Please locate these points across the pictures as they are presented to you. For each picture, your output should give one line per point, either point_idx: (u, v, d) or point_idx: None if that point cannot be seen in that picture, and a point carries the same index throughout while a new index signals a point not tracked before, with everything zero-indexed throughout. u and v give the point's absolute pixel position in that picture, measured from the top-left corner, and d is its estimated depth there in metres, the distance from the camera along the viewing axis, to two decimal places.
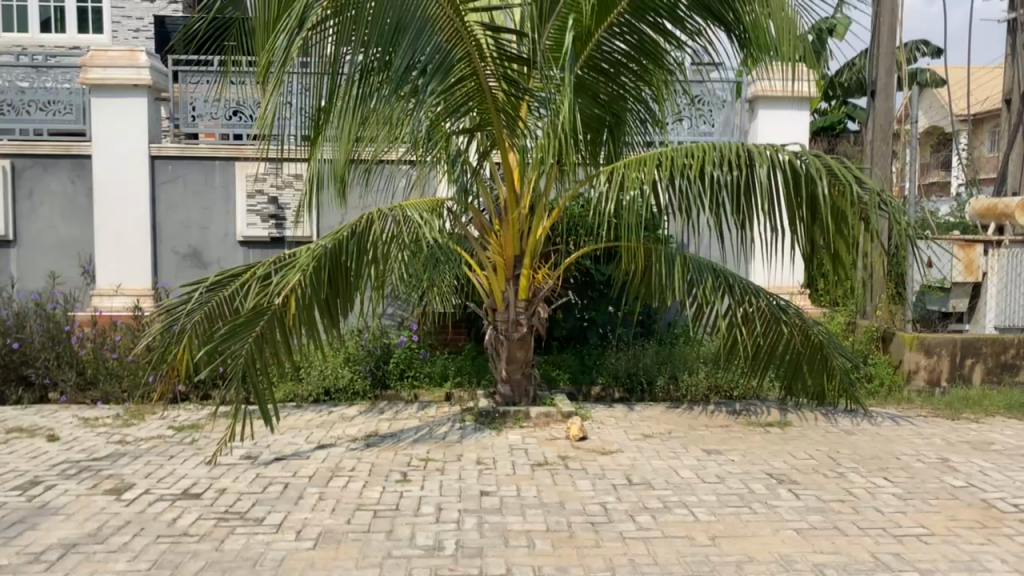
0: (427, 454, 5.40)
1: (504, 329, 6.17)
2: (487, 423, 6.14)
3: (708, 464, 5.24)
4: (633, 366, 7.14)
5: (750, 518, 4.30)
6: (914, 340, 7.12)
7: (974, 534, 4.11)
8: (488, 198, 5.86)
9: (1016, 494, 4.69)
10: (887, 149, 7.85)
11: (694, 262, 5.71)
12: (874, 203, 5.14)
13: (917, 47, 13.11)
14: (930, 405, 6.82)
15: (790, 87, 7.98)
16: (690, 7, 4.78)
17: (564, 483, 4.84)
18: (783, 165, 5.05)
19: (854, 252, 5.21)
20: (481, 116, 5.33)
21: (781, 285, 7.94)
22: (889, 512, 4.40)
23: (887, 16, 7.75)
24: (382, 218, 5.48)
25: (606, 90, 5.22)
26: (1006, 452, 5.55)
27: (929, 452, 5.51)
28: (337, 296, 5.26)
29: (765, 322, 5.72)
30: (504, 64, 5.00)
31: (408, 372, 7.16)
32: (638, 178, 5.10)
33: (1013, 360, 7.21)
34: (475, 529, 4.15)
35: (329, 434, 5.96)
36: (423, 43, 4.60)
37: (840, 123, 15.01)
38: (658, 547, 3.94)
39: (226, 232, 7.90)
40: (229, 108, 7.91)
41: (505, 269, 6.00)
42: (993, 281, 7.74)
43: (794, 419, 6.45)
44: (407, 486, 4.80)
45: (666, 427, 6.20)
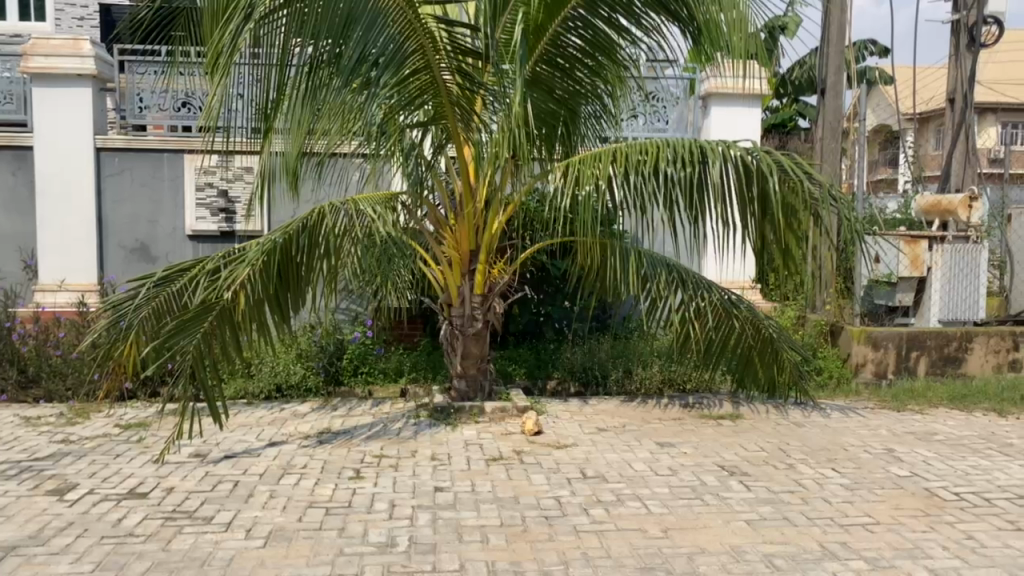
0: (381, 451, 5.36)
1: (460, 323, 6.14)
2: (442, 419, 6.11)
3: (660, 457, 5.28)
4: (588, 361, 7.17)
5: (701, 511, 4.35)
6: (863, 333, 7.28)
7: (917, 523, 4.20)
8: (443, 192, 5.83)
9: (957, 483, 4.81)
10: (836, 147, 8.01)
11: (649, 258, 5.76)
12: (825, 199, 5.23)
13: (865, 46, 13.40)
14: (877, 397, 6.96)
15: (741, 84, 8.08)
16: (643, 3, 4.83)
17: (519, 477, 4.84)
18: (735, 161, 5.12)
19: (803, 246, 5.31)
20: (436, 110, 5.29)
21: (732, 280, 8.06)
22: (837, 502, 4.48)
23: (836, 13, 7.85)
24: (334, 212, 5.39)
25: (561, 85, 5.22)
26: (948, 442, 5.69)
27: (875, 443, 5.63)
28: (288, 291, 5.17)
29: (717, 317, 5.79)
30: (456, 57, 5.03)
31: (362, 369, 7.10)
32: (594, 173, 5.14)
33: (956, 352, 7.37)
34: (428, 525, 4.12)
35: (280, 431, 5.87)
36: (375, 35, 4.57)
37: (791, 121, 15.23)
38: (611, 540, 3.95)
39: (175, 227, 7.73)
40: (177, 99, 7.71)
41: (461, 263, 5.98)
42: (937, 277, 7.93)
43: (745, 411, 6.55)
44: (360, 482, 4.76)
45: (619, 420, 6.24)
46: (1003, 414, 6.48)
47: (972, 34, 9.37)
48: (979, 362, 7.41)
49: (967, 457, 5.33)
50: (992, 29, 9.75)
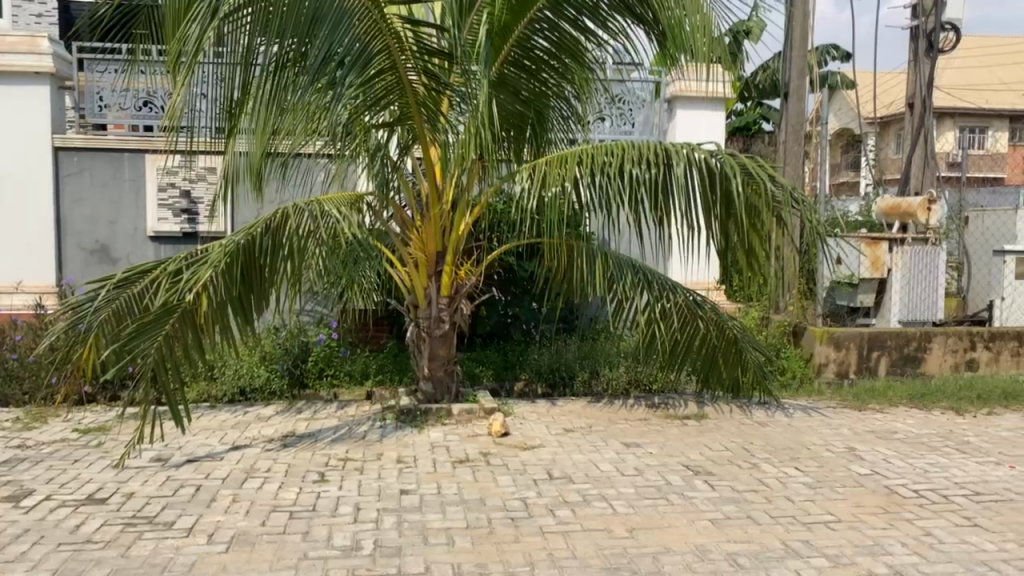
0: (346, 454, 5.32)
1: (426, 325, 6.10)
2: (408, 421, 6.07)
3: (626, 458, 5.31)
4: (555, 362, 7.20)
5: (667, 510, 4.37)
6: (825, 335, 7.37)
7: (877, 520, 4.27)
8: (409, 194, 5.80)
9: (915, 481, 4.89)
10: (800, 150, 8.13)
11: (615, 260, 5.80)
12: (786, 201, 5.30)
13: (827, 51, 13.62)
14: (839, 397, 7.07)
15: (707, 87, 8.17)
16: (609, 6, 4.85)
17: (485, 479, 4.83)
18: (699, 164, 5.17)
19: (767, 246, 5.35)
20: (402, 111, 5.25)
21: (697, 281, 8.17)
22: (799, 501, 4.53)
23: (799, 18, 7.97)
24: (298, 213, 5.32)
25: (527, 86, 5.22)
26: (907, 440, 5.80)
27: (837, 442, 5.70)
28: (251, 294, 5.09)
29: (683, 318, 5.83)
30: (424, 58, 4.97)
31: (327, 371, 7.05)
32: (561, 175, 5.16)
33: (915, 351, 7.50)
34: (393, 528, 4.10)
35: (243, 435, 5.80)
36: (341, 34, 4.54)
37: (755, 124, 15.42)
38: (576, 541, 3.96)
39: (136, 227, 7.61)
40: (138, 99, 7.56)
41: (428, 265, 5.94)
42: (898, 277, 8.06)
43: (710, 411, 6.60)
44: (325, 486, 4.71)
45: (586, 421, 6.26)
46: (960, 412, 6.61)
47: (930, 40, 9.54)
48: (937, 361, 7.55)
49: (926, 455, 5.42)
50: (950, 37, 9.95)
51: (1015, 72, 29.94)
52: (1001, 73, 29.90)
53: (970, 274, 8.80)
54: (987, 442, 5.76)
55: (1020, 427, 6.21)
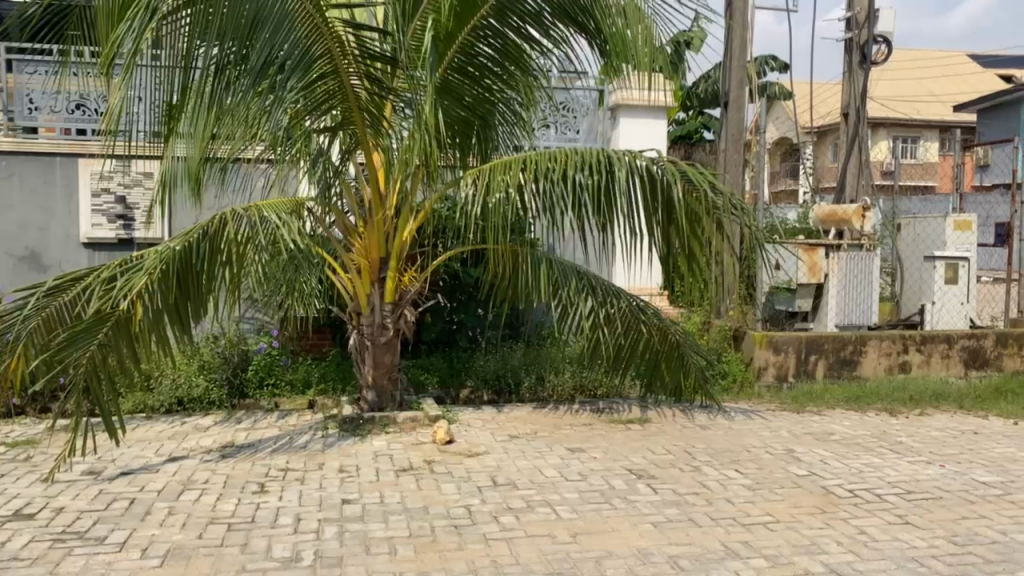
0: (286, 464, 5.23)
1: (369, 332, 6.03)
2: (351, 430, 5.97)
3: (570, 462, 5.33)
4: (501, 368, 7.19)
5: (610, 514, 4.40)
6: (764, 338, 7.50)
7: (814, 520, 4.36)
8: (352, 199, 5.73)
9: (850, 481, 5.01)
10: (739, 159, 8.27)
11: (560, 265, 5.85)
12: (726, 208, 5.39)
13: (765, 62, 13.94)
14: (778, 400, 7.22)
15: (648, 96, 8.35)
16: (552, 14, 4.90)
17: (429, 487, 4.80)
18: (641, 171, 5.25)
19: (707, 252, 5.43)
20: (344, 116, 5.19)
21: (640, 287, 8.43)
22: (739, 503, 4.60)
23: (738, 29, 8.13)
24: (236, 219, 5.21)
25: (470, 93, 5.20)
26: (843, 441, 5.94)
27: (775, 444, 5.81)
28: (188, 301, 4.98)
29: (626, 323, 5.90)
30: (366, 62, 4.91)
31: (268, 381, 6.88)
32: (504, 181, 5.18)
33: (851, 355, 7.67)
34: (335, 538, 4.04)
35: (180, 446, 5.66)
36: (283, 38, 4.49)
37: (696, 133, 15.70)
38: (519, 547, 3.96)
39: (68, 233, 7.39)
40: (71, 101, 7.35)
41: (370, 272, 5.87)
42: (833, 282, 8.27)
43: (653, 415, 6.66)
44: (264, 496, 4.63)
45: (531, 427, 6.26)
46: (893, 413, 6.81)
47: (863, 53, 9.79)
48: (872, 363, 7.72)
49: (861, 456, 5.56)
50: (881, 52, 10.23)
51: (945, 84, 31.03)
52: (931, 84, 30.99)
53: (902, 278, 9.07)
54: (918, 442, 5.93)
55: (949, 426, 6.42)
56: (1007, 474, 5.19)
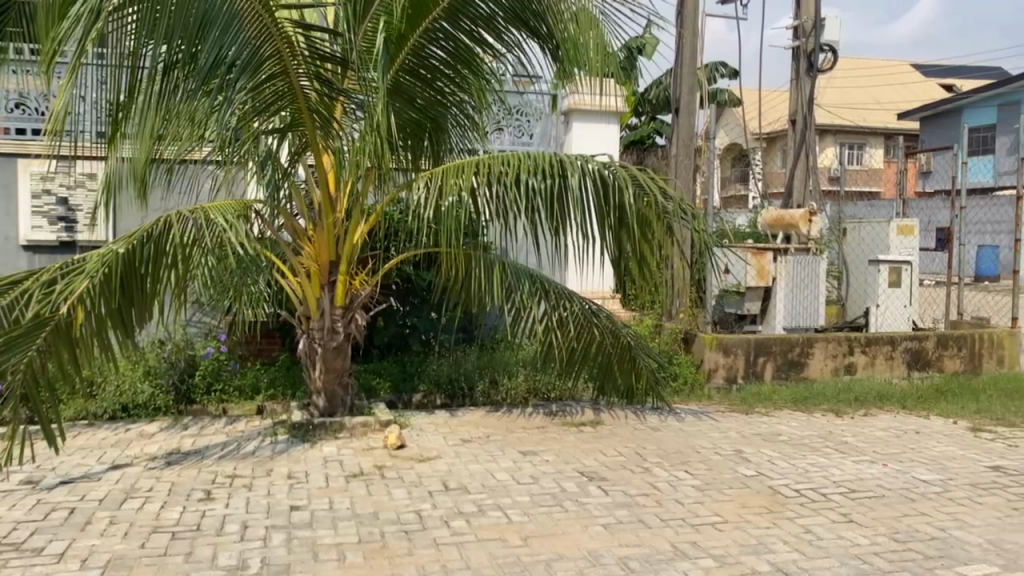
0: (233, 471, 5.14)
1: (319, 336, 5.93)
2: (301, 436, 5.89)
3: (523, 466, 5.33)
4: (454, 372, 7.15)
5: (560, 517, 4.41)
6: (713, 341, 7.61)
7: (762, 519, 4.42)
8: (301, 202, 5.66)
9: (797, 481, 5.10)
10: (689, 164, 8.37)
11: (512, 269, 5.84)
12: (676, 213, 5.45)
13: (715, 68, 14.13)
14: (728, 401, 7.33)
15: (600, 101, 8.41)
16: (504, 18, 4.92)
17: (379, 492, 4.76)
18: (593, 175, 5.28)
19: (657, 256, 5.49)
20: (293, 117, 5.11)
21: (593, 290, 8.54)
22: (688, 503, 4.65)
23: (688, 37, 8.25)
24: (182, 221, 5.13)
25: (423, 95, 5.18)
26: (790, 442, 6.04)
27: (724, 445, 5.89)
28: (132, 305, 4.87)
29: (578, 326, 5.92)
30: (316, 64, 4.89)
31: (215, 386, 6.80)
32: (457, 184, 5.17)
33: (799, 357, 7.81)
34: (282, 545, 3.98)
35: (123, 453, 5.53)
36: (232, 38, 4.43)
37: (649, 138, 15.89)
38: (470, 551, 3.95)
39: (7, 235, 7.19)
40: (10, 100, 7.04)
41: (320, 275, 5.79)
42: (780, 287, 8.40)
43: (605, 418, 6.70)
44: (210, 504, 4.54)
45: (484, 430, 6.25)
46: (839, 413, 6.95)
47: (810, 61, 9.98)
48: (819, 366, 7.88)
49: (807, 456, 5.66)
50: (828, 60, 10.43)
51: (889, 93, 31.84)
52: (876, 92, 31.79)
53: (847, 282, 9.27)
54: (863, 442, 6.06)
55: (892, 426, 6.58)
56: (946, 472, 5.33)
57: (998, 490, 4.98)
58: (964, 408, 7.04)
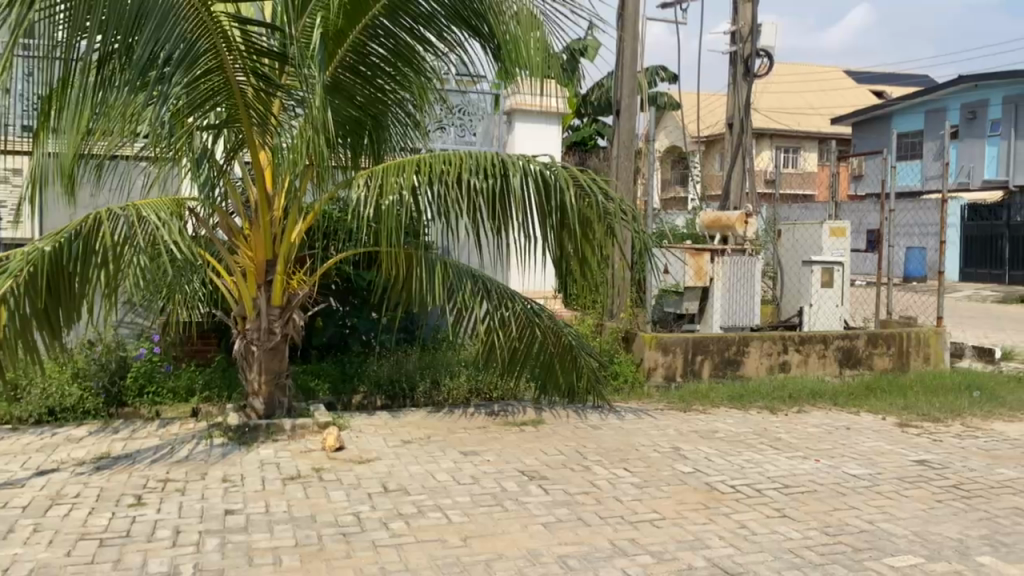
0: (166, 475, 5.01)
1: (254, 337, 5.80)
2: (237, 439, 5.76)
3: (463, 466, 5.32)
4: (395, 373, 7.08)
5: (500, 517, 4.41)
6: (653, 340, 7.70)
7: (698, 516, 4.50)
8: (237, 200, 5.56)
9: (733, 477, 5.20)
10: (630, 165, 8.45)
11: (454, 269, 5.83)
12: (617, 214, 5.50)
13: (655, 71, 14.33)
14: (667, 399, 7.43)
15: (541, 102, 8.44)
16: (445, 17, 4.93)
17: (317, 495, 4.69)
18: (534, 175, 5.29)
19: (598, 255, 5.53)
20: (229, 113, 5.01)
21: (536, 290, 8.63)
22: (627, 501, 4.70)
23: (629, 39, 8.33)
24: (112, 218, 4.97)
25: (362, 92, 5.14)
26: (727, 439, 6.15)
27: (663, 443, 5.96)
28: (59, 306, 4.75)
29: (520, 326, 5.93)
30: (252, 58, 4.78)
31: (148, 389, 6.61)
32: (397, 183, 5.12)
33: (735, 355, 7.96)
34: (216, 550, 3.89)
35: (49, 458, 5.35)
36: (168, 32, 4.32)
37: (591, 140, 16.06)
38: (409, 553, 3.92)
39: None
40: None
41: (256, 275, 5.67)
42: (718, 287, 8.57)
43: (547, 417, 6.73)
44: (141, 509, 4.42)
45: (425, 431, 6.22)
46: (774, 411, 7.10)
47: (747, 66, 10.17)
48: (755, 364, 8.03)
49: (743, 452, 5.78)
50: (764, 65, 10.67)
51: (823, 98, 32.71)
52: (811, 98, 32.63)
53: (782, 283, 9.51)
54: (796, 438, 6.22)
55: (824, 423, 6.75)
56: (875, 467, 5.50)
57: (923, 483, 5.16)
58: (892, 404, 7.26)
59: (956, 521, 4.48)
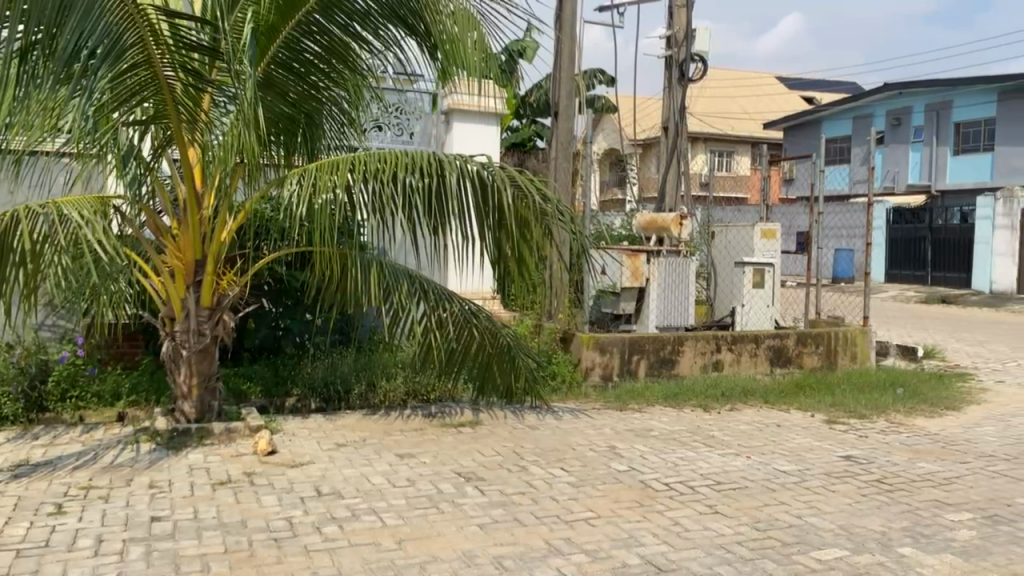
0: (89, 482, 4.84)
1: (183, 339, 5.65)
2: (165, 444, 5.60)
3: (399, 469, 5.27)
4: (330, 375, 6.96)
5: (435, 519, 4.39)
6: (591, 340, 7.75)
7: (632, 514, 4.54)
8: (165, 198, 5.41)
9: (667, 475, 5.27)
10: (568, 167, 8.49)
11: (390, 269, 5.79)
12: (554, 215, 5.52)
13: (593, 75, 14.51)
14: (604, 399, 7.49)
15: (480, 102, 8.38)
16: (380, 14, 4.89)
17: (248, 500, 4.59)
18: (471, 175, 5.28)
19: (536, 256, 5.53)
20: (157, 108, 4.87)
21: (473, 291, 8.63)
22: (562, 500, 4.73)
23: (567, 41, 8.38)
24: (31, 217, 4.78)
25: (295, 89, 5.04)
26: (661, 437, 6.23)
27: (599, 442, 6.02)
28: None
29: (457, 326, 5.91)
30: (181, 53, 4.64)
31: (71, 392, 6.37)
32: (331, 182, 5.04)
33: (670, 354, 8.07)
34: (141, 558, 3.77)
35: None
36: (93, 24, 4.17)
37: (530, 141, 16.18)
38: (342, 557, 3.86)
39: None
40: None
41: (184, 275, 5.52)
42: (654, 286, 8.68)
43: (484, 418, 6.72)
44: (62, 518, 4.25)
45: (360, 434, 6.14)
46: (707, 408, 7.24)
47: (682, 70, 10.32)
48: (688, 363, 8.16)
49: (677, 450, 5.86)
50: (699, 70, 10.86)
51: (756, 103, 33.50)
52: (744, 103, 33.40)
53: (715, 284, 9.70)
54: (729, 436, 6.34)
55: (755, 420, 6.90)
56: (803, 463, 5.64)
57: (849, 479, 5.31)
58: (821, 402, 7.47)
59: (880, 515, 4.62)
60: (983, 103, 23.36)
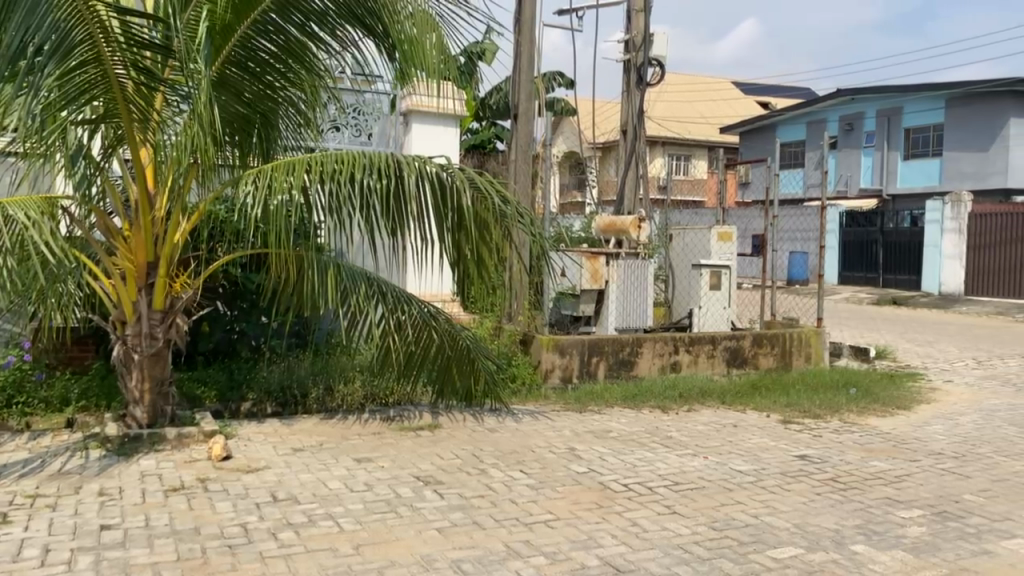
0: (36, 490, 4.71)
1: (135, 343, 5.53)
2: (116, 450, 5.47)
3: (356, 473, 5.22)
4: (286, 380, 6.88)
5: (394, 523, 4.35)
6: (550, 342, 7.77)
7: (591, 515, 4.55)
8: (115, 199, 5.30)
9: (625, 475, 5.30)
10: (527, 169, 8.49)
11: (348, 271, 5.72)
12: (514, 217, 5.51)
13: (552, 78, 14.57)
14: (563, 400, 7.50)
15: (438, 104, 8.40)
16: (338, 14, 4.85)
17: (202, 507, 4.51)
18: (429, 176, 5.24)
19: (495, 258, 5.51)
20: (107, 107, 4.75)
21: (432, 293, 8.59)
22: (521, 502, 4.72)
23: (526, 44, 8.39)
24: None
25: (250, 88, 4.97)
26: (620, 438, 6.26)
27: (558, 444, 6.03)
28: None
29: (416, 329, 5.87)
30: (132, 51, 4.52)
31: (17, 399, 6.20)
32: (288, 183, 4.97)
33: (628, 356, 8.12)
34: (89, 568, 3.68)
35: None
36: (40, 19, 4.00)
37: (490, 142, 16.18)
38: (298, 563, 3.81)
39: None
40: None
41: (136, 276, 5.40)
42: (613, 288, 8.74)
43: (443, 421, 6.69)
44: (6, 528, 4.12)
45: (317, 438, 6.07)
46: (665, 409, 7.30)
47: (639, 74, 10.37)
48: (646, 364, 8.22)
49: (635, 451, 5.89)
50: (659, 74, 10.95)
51: (713, 108, 33.94)
52: (701, 107, 33.82)
53: (673, 286, 9.80)
54: (686, 436, 6.40)
55: (712, 421, 6.97)
56: (759, 462, 5.71)
57: (803, 477, 5.39)
58: (776, 402, 7.57)
59: (833, 513, 4.70)
60: (931, 109, 23.94)
